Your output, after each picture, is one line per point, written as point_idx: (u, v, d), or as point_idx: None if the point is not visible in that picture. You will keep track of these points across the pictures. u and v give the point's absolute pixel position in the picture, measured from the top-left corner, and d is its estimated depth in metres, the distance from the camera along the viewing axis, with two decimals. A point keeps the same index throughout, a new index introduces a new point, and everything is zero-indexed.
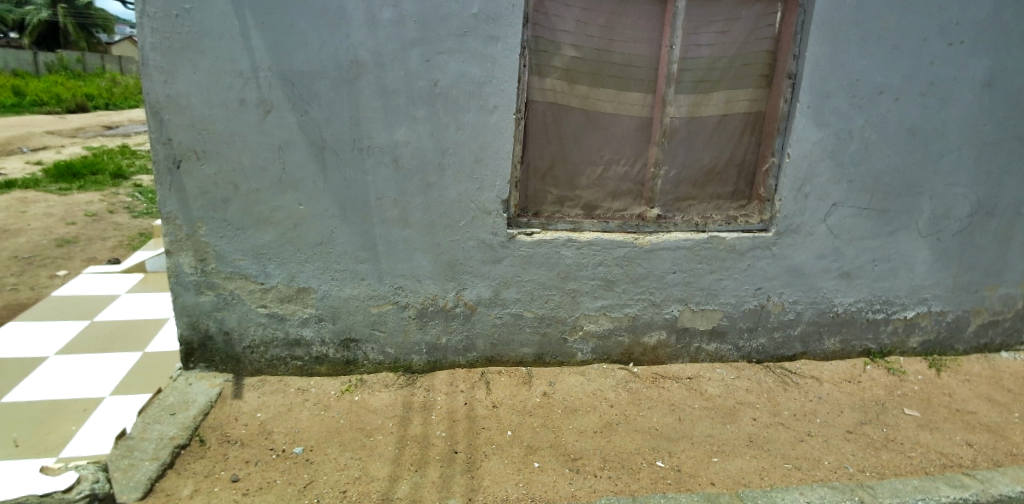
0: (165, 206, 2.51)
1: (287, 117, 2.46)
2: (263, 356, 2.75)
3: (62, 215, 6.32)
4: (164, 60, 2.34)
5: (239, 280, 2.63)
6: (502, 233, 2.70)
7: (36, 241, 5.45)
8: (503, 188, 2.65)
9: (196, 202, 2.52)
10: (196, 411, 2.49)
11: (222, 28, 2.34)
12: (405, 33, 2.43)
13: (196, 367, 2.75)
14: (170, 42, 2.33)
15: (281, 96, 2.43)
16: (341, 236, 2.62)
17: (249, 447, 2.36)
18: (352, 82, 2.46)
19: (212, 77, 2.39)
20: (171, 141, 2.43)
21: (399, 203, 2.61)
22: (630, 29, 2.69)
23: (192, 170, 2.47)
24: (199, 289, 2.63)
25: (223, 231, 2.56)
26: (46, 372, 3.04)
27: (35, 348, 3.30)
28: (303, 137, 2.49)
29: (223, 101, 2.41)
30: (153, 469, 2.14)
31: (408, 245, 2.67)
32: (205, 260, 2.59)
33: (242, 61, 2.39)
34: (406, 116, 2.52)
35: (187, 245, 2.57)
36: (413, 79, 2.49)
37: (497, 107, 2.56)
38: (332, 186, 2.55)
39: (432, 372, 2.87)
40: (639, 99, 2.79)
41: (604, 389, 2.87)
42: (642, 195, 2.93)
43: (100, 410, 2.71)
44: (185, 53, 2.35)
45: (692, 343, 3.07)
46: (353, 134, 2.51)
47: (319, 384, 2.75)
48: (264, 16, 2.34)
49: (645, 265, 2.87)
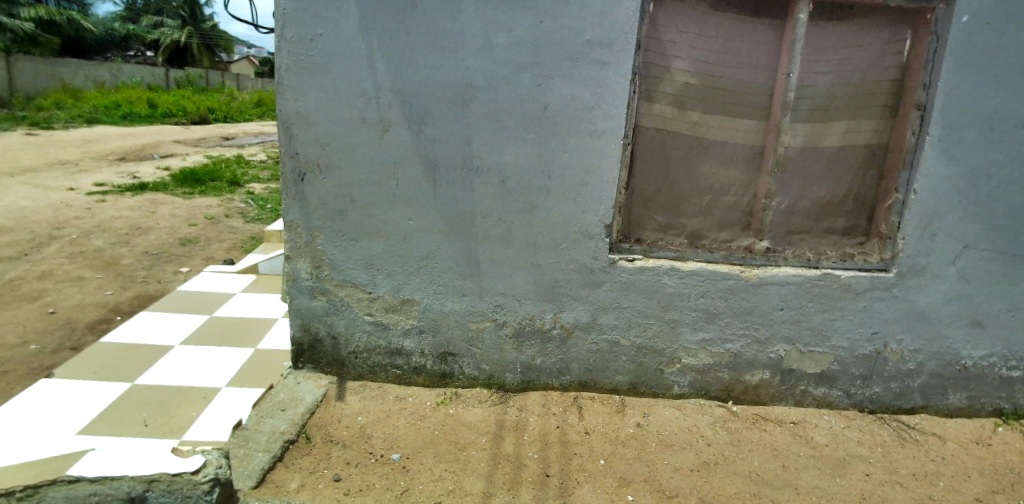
0: (289, 214, 2.70)
1: (404, 136, 2.58)
2: (365, 362, 2.86)
3: (185, 216, 6.94)
4: (298, 80, 2.54)
5: (349, 287, 2.77)
6: (603, 257, 2.67)
7: (164, 239, 6.01)
8: (608, 213, 2.63)
9: (317, 212, 2.68)
10: (304, 408, 2.63)
11: (351, 51, 2.50)
12: (519, 57, 2.49)
13: (304, 368, 2.90)
14: (304, 64, 2.52)
15: (399, 115, 2.56)
16: (445, 251, 2.69)
17: (350, 449, 2.45)
18: (466, 103, 2.54)
19: (338, 97, 2.55)
20: (298, 155, 2.62)
21: (504, 223, 2.66)
22: (744, 55, 2.62)
23: (315, 182, 2.65)
24: (313, 293, 2.79)
25: (338, 241, 2.71)
26: (172, 360, 3.33)
27: (164, 337, 3.63)
28: (417, 154, 2.60)
29: (348, 118, 2.57)
30: (265, 460, 2.28)
31: (510, 264, 2.70)
32: (320, 266, 2.75)
33: (366, 82, 2.53)
34: (516, 137, 2.57)
35: (305, 252, 2.74)
36: (524, 102, 2.54)
37: (606, 132, 2.56)
38: (441, 202, 2.64)
39: (525, 392, 2.87)
40: (751, 126, 2.71)
41: (700, 426, 2.75)
42: (751, 226, 2.82)
43: (217, 400, 2.92)
44: (317, 74, 2.53)
45: (797, 386, 2.90)
46: (463, 154, 2.59)
47: (416, 394, 2.83)
48: (389, 40, 2.49)
49: (751, 299, 2.75)
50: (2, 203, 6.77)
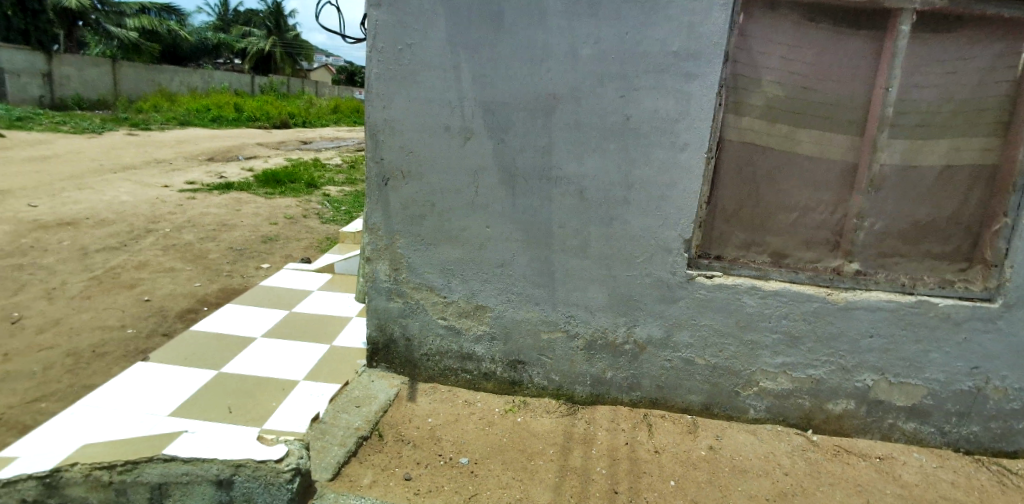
0: (372, 217, 2.80)
1: (486, 145, 2.62)
2: (437, 365, 2.92)
3: (267, 215, 7.33)
4: (387, 88, 2.64)
5: (425, 291, 2.83)
6: (681, 273, 2.62)
7: (247, 236, 6.36)
8: (688, 227, 2.57)
9: (398, 216, 2.77)
10: (377, 406, 2.71)
11: (439, 61, 2.58)
12: (603, 68, 2.49)
13: (378, 367, 3.00)
14: (393, 73, 2.61)
15: (481, 125, 2.61)
16: (520, 260, 2.71)
17: (420, 449, 2.50)
18: (548, 114, 2.56)
19: (424, 105, 2.63)
20: (383, 161, 2.72)
21: (581, 234, 2.65)
22: (839, 68, 2.50)
23: (398, 187, 2.74)
24: (390, 295, 2.88)
25: (417, 245, 2.79)
26: (254, 351, 3.51)
27: (247, 328, 3.84)
28: (497, 163, 2.63)
29: (431, 126, 2.64)
30: (340, 454, 2.37)
31: (584, 275, 2.69)
32: (398, 269, 2.83)
33: (451, 91, 2.60)
34: (596, 149, 2.57)
35: (385, 255, 2.84)
36: (606, 114, 2.53)
37: (689, 145, 2.50)
38: (518, 211, 2.67)
39: (593, 405, 2.85)
40: (845, 142, 2.58)
41: (777, 453, 2.63)
42: (840, 247, 2.69)
43: (296, 392, 3.06)
44: (405, 83, 2.62)
45: (885, 419, 2.72)
46: (543, 164, 2.61)
47: (485, 400, 2.86)
48: (475, 51, 2.54)
49: (837, 324, 2.60)
50: (107, 196, 7.36)
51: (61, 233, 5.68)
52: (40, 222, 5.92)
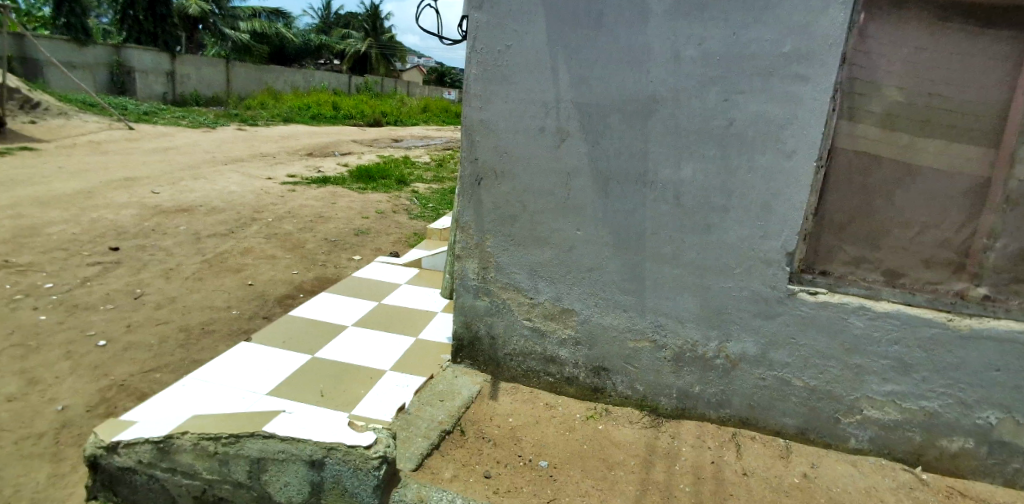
0: (464, 215, 2.85)
1: (580, 147, 2.60)
2: (520, 365, 2.94)
3: (360, 209, 7.67)
4: (484, 89, 2.68)
5: (512, 291, 2.85)
6: (781, 287, 2.47)
7: (341, 229, 6.69)
8: (791, 239, 2.43)
9: (489, 216, 2.81)
10: (460, 402, 2.76)
11: (537, 62, 2.58)
12: (706, 71, 2.40)
13: (462, 363, 3.05)
14: (491, 74, 2.65)
15: (577, 127, 2.59)
16: (610, 265, 2.67)
17: (501, 448, 2.52)
18: (646, 117, 2.50)
19: (520, 106, 2.64)
20: (477, 160, 2.77)
21: (674, 241, 2.57)
22: (976, 71, 2.25)
23: (491, 186, 2.77)
24: (478, 293, 2.92)
25: (506, 245, 2.81)
26: (346, 339, 3.69)
27: (340, 317, 4.03)
28: (590, 166, 2.61)
29: (527, 127, 2.65)
30: (424, 446, 2.43)
31: (676, 284, 2.60)
32: (487, 268, 2.87)
33: (548, 92, 2.60)
34: (695, 154, 2.48)
35: (474, 253, 2.88)
36: (708, 118, 2.43)
37: (797, 152, 2.36)
38: (610, 215, 2.62)
39: (678, 419, 2.75)
40: (978, 154, 2.31)
41: (880, 489, 2.42)
42: (966, 269, 2.41)
43: (382, 382, 3.18)
44: (502, 84, 2.65)
45: (1011, 463, 2.43)
46: (638, 168, 2.55)
47: (567, 404, 2.84)
48: (574, 52, 2.53)
49: (959, 353, 2.36)
50: (219, 186, 7.98)
51: (179, 218, 6.21)
52: (161, 208, 6.50)
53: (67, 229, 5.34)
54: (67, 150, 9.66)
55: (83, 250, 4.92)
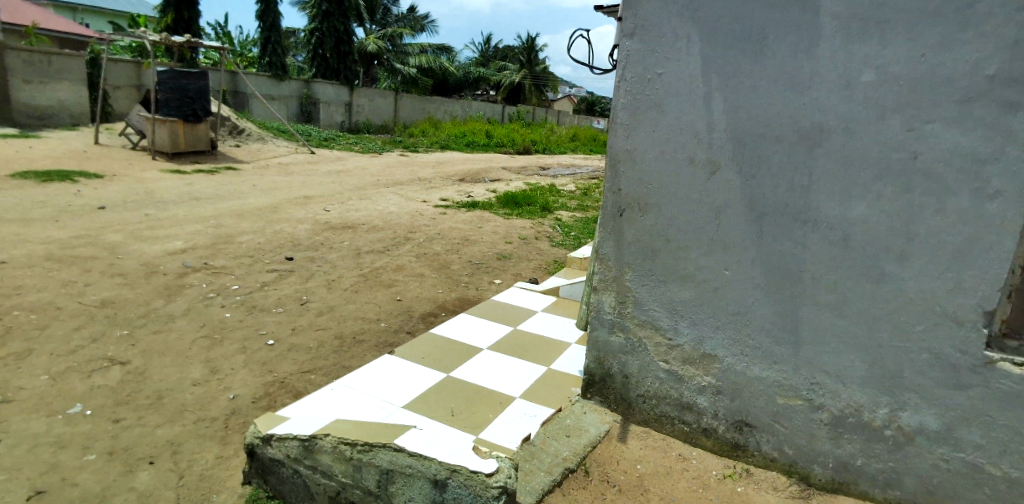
0: (603, 247, 2.78)
1: (732, 180, 2.41)
2: (653, 409, 2.77)
3: (504, 234, 7.92)
4: (631, 118, 2.61)
5: (649, 329, 2.71)
6: (975, 354, 2.04)
7: (485, 252, 6.95)
8: (992, 296, 2.01)
9: (629, 248, 2.70)
10: (587, 440, 2.66)
11: (688, 90, 2.46)
12: (886, 97, 2.10)
13: (592, 399, 2.96)
14: (639, 103, 2.58)
15: (729, 158, 2.41)
16: (760, 310, 2.42)
17: (625, 497, 2.37)
18: (810, 149, 2.25)
19: (667, 135, 2.53)
20: (620, 191, 2.69)
21: (839, 289, 2.26)
22: None
23: (632, 218, 2.67)
24: (613, 328, 2.82)
25: (645, 279, 2.68)
26: (480, 361, 3.77)
27: (476, 338, 4.15)
28: (743, 201, 2.40)
29: (674, 158, 2.53)
30: (546, 480, 2.36)
31: (839, 338, 2.28)
32: (624, 302, 2.76)
33: (699, 121, 2.45)
34: (869, 191, 2.17)
35: (612, 286, 2.79)
36: (887, 150, 2.12)
37: (1002, 193, 1.95)
38: (763, 255, 2.39)
39: (835, 494, 2.41)
40: None
41: None
42: None
43: (511, 408, 3.18)
44: (650, 113, 2.56)
45: None
46: (799, 205, 2.30)
47: (702, 458, 2.62)
48: (729, 79, 2.37)
49: None
50: (380, 207, 8.72)
51: (344, 234, 6.86)
52: (331, 224, 7.24)
53: (255, 239, 6.13)
54: (263, 170, 11.21)
55: (265, 258, 5.61)
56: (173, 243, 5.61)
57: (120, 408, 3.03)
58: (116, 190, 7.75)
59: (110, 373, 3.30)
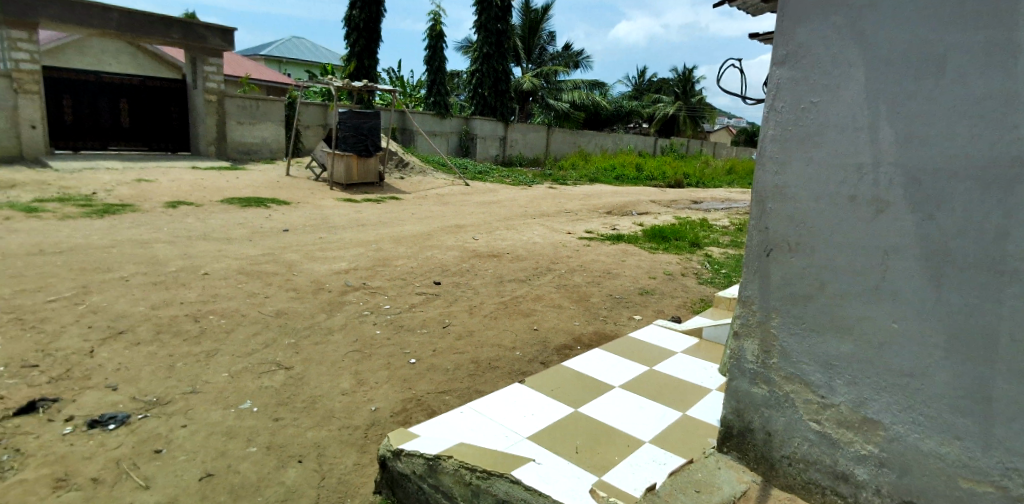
0: (748, 289, 2.54)
1: (904, 220, 2.05)
2: (800, 474, 2.45)
3: (647, 269, 7.70)
4: (781, 152, 2.36)
5: (797, 384, 2.41)
6: None
7: (626, 286, 6.79)
8: None
9: (777, 293, 2.43)
10: (719, 499, 2.40)
11: (849, 119, 2.16)
12: None
13: (728, 454, 2.70)
14: (791, 135, 2.33)
15: (900, 196, 2.05)
16: (936, 374, 2.03)
17: None
18: (1009, 185, 1.83)
19: (824, 169, 2.24)
20: (767, 230, 2.43)
21: None
22: None
23: (781, 259, 2.40)
24: (755, 379, 2.55)
25: (795, 328, 2.39)
26: (610, 399, 3.65)
27: (608, 375, 4.03)
28: (917, 244, 2.03)
29: (831, 194, 2.23)
30: None
31: None
32: (769, 352, 2.49)
33: (862, 153, 2.13)
34: None
35: (756, 332, 2.53)
36: None
37: None
38: (942, 310, 1.99)
39: None
40: None
41: None
42: None
43: (639, 452, 3.02)
44: (803, 146, 2.30)
45: None
46: (992, 251, 1.87)
47: None
48: (901, 105, 2.02)
49: None
50: (525, 237, 8.96)
51: (489, 262, 7.14)
52: (477, 252, 7.59)
53: (408, 263, 6.62)
54: (422, 200, 12.16)
55: (415, 281, 6.02)
56: (339, 264, 6.26)
57: (279, 408, 3.40)
58: (300, 215, 8.87)
59: (276, 376, 3.73)
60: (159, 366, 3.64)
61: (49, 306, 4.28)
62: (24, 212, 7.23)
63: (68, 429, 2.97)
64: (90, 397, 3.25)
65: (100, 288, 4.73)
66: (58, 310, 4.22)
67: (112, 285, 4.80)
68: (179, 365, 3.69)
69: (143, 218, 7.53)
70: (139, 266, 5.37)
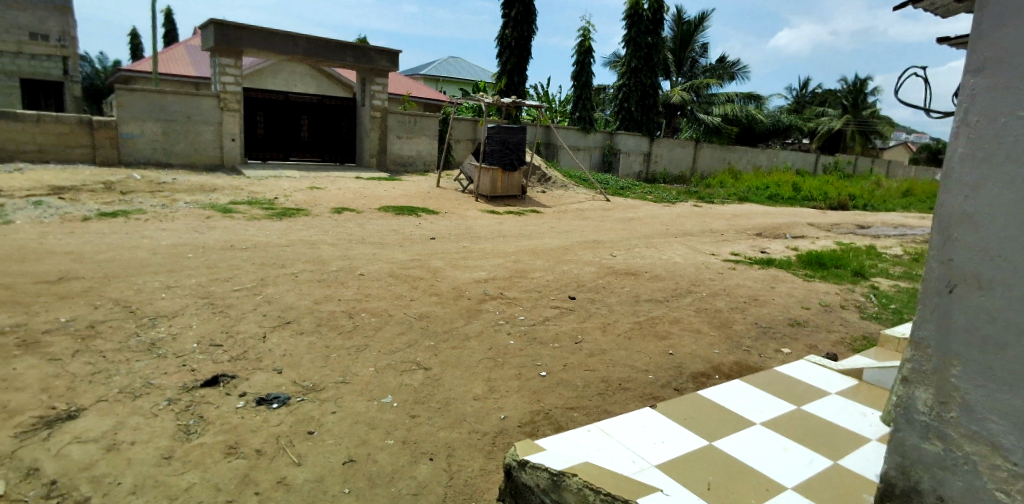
0: (920, 330, 2.05)
1: None
2: None
3: (801, 298, 7.03)
4: (972, 170, 1.88)
5: (983, 446, 1.89)
6: None
7: (775, 316, 6.26)
8: None
9: (960, 338, 1.93)
10: None
11: None
12: None
13: None
14: (987, 152, 1.85)
15: None
16: None
17: None
18: None
19: None
20: (950, 262, 1.95)
21: None
22: None
23: (967, 297, 1.90)
24: (926, 434, 2.04)
25: (983, 380, 1.88)
26: (749, 436, 3.36)
27: (748, 410, 3.72)
28: None
29: None
30: None
31: None
32: (946, 404, 1.98)
33: None
34: None
35: (928, 380, 2.03)
36: None
37: None
38: None
39: None
40: None
41: None
42: None
43: (780, 498, 2.74)
44: (1002, 163, 1.81)
45: None
46: None
47: None
48: None
49: None
50: (665, 256, 8.64)
51: (626, 280, 6.98)
52: (614, 269, 7.47)
53: (544, 276, 6.71)
54: (562, 214, 12.28)
55: (551, 294, 6.07)
56: (479, 272, 6.52)
57: (416, 406, 3.60)
58: (446, 224, 9.39)
59: (415, 375, 3.96)
60: (317, 356, 4.04)
61: (235, 294, 4.97)
62: (223, 213, 8.48)
63: (242, 403, 3.40)
64: (261, 377, 3.70)
65: (275, 281, 5.39)
66: (242, 299, 4.88)
67: (285, 280, 5.44)
68: (333, 356, 4.07)
69: (314, 222, 8.46)
70: (308, 265, 6.03)
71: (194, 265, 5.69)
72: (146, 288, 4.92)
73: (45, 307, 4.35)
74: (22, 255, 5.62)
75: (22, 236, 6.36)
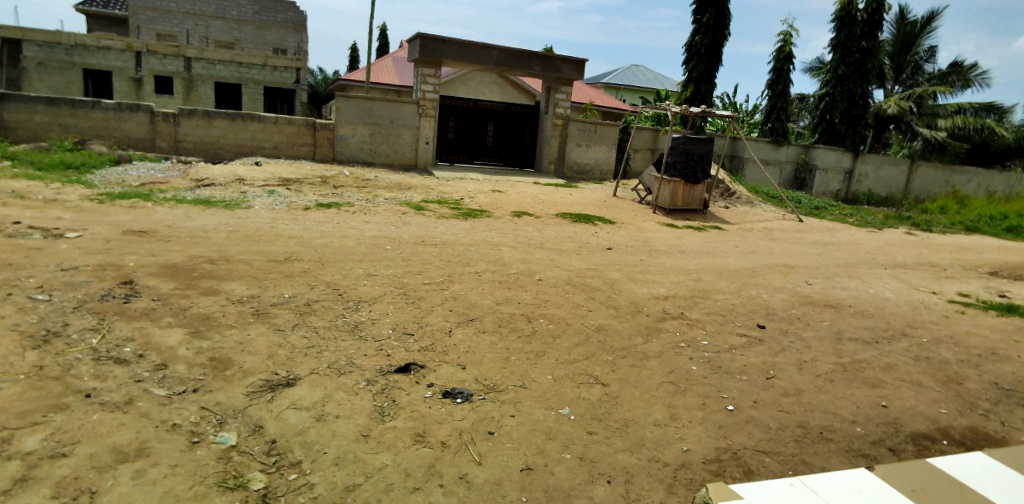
0: None
1: None
2: None
3: None
4: None
5: None
6: None
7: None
8: None
9: None
10: None
11: None
12: None
13: None
14: None
15: None
16: None
17: None
18: None
19: None
20: None
21: None
22: None
23: None
24: None
25: None
26: None
27: (1000, 495, 2.99)
28: None
29: None
30: None
31: None
32: None
33: None
34: None
35: None
36: None
37: None
38: None
39: None
40: None
41: None
42: None
43: None
44: None
45: None
46: None
47: None
48: None
49: None
50: (872, 290, 7.51)
51: (826, 313, 6.17)
52: (810, 298, 6.67)
53: (729, 299, 6.19)
54: (748, 232, 11.34)
55: (737, 320, 5.57)
56: (658, 288, 6.21)
57: (594, 422, 3.47)
58: (622, 235, 9.18)
59: (592, 389, 3.84)
60: (498, 356, 4.11)
61: (426, 288, 5.28)
62: (416, 210, 9.19)
63: (429, 394, 3.55)
64: (446, 371, 3.84)
65: (460, 279, 5.64)
66: (432, 292, 5.17)
67: (469, 278, 5.67)
68: (513, 358, 4.11)
69: (495, 224, 8.79)
70: (489, 265, 6.23)
71: (392, 257, 6.18)
72: (352, 275, 5.44)
73: (275, 283, 5.01)
74: (259, 236, 6.56)
75: (261, 219, 7.48)
